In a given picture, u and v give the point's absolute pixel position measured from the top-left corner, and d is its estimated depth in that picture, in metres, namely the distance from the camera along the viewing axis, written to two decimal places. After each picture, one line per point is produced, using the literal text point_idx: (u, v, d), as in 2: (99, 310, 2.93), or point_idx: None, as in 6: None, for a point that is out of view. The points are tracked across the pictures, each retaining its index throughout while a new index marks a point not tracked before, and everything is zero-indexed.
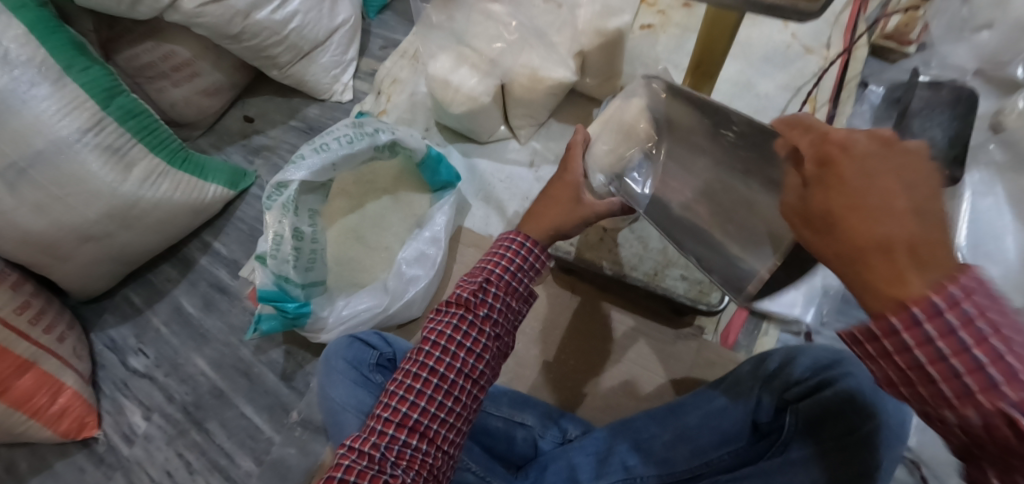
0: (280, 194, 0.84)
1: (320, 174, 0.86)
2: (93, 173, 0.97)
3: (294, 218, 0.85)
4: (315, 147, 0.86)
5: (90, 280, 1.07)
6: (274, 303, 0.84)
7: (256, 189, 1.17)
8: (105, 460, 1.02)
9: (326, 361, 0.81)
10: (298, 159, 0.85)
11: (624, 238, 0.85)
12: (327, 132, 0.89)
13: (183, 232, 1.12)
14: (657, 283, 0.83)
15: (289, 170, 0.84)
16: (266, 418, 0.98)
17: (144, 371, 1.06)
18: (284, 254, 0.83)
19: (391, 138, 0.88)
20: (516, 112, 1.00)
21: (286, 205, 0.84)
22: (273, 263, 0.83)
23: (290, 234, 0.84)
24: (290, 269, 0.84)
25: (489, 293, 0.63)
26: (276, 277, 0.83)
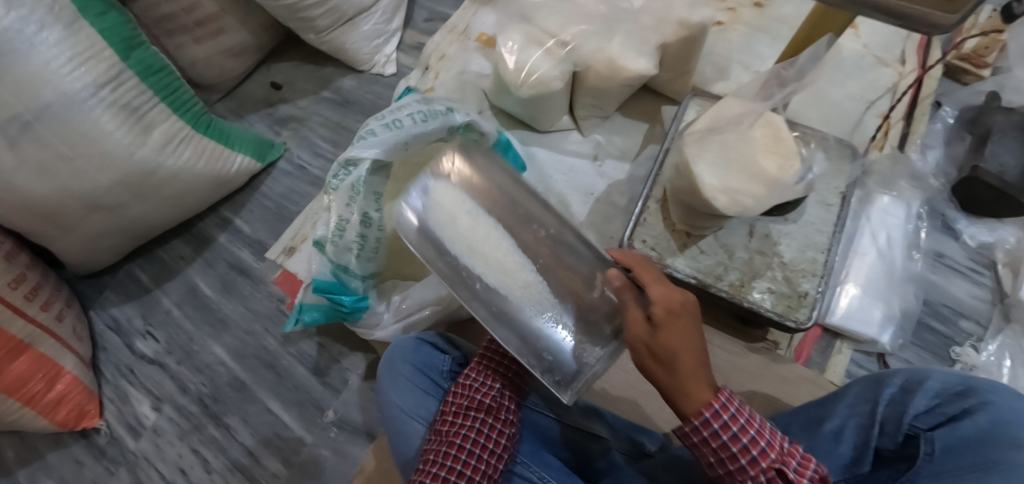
0: (348, 173, 0.75)
1: (391, 153, 0.76)
2: (107, 133, 0.85)
3: (363, 203, 0.76)
4: (386, 123, 0.77)
5: (93, 254, 0.97)
6: (329, 294, 0.77)
7: (282, 164, 1.07)
8: (107, 454, 0.92)
9: (387, 363, 0.74)
10: (368, 135, 0.77)
11: (706, 245, 0.80)
12: (396, 109, 0.80)
13: (200, 206, 1.02)
14: (743, 297, 0.77)
15: (358, 146, 0.74)
16: (296, 416, 0.89)
17: (153, 357, 0.97)
18: (346, 242, 0.75)
19: (467, 119, 0.81)
20: (583, 101, 0.93)
21: (354, 187, 0.75)
22: (332, 250, 0.74)
23: (356, 220, 0.75)
24: (351, 258, 0.76)
25: (505, 390, 0.68)
26: (334, 266, 0.75)
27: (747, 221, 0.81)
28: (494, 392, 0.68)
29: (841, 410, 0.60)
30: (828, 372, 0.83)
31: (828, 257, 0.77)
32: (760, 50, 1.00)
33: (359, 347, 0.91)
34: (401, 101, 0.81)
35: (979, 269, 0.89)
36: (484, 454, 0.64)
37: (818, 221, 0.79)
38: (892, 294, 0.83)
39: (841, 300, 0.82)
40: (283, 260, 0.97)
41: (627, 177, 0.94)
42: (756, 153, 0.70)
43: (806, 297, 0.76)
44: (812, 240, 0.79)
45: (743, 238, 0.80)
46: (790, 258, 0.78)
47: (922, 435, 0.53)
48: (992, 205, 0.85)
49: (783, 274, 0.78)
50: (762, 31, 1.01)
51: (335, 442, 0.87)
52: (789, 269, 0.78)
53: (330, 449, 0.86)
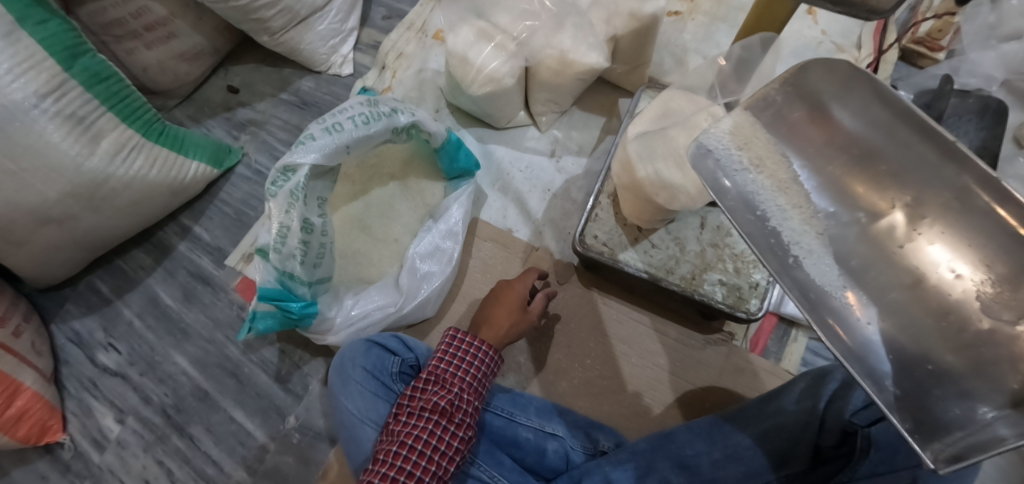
0: (287, 179, 0.73)
1: (332, 157, 0.76)
2: (54, 144, 0.84)
3: (302, 208, 0.74)
4: (325, 126, 0.76)
5: (50, 267, 0.96)
6: (276, 302, 0.73)
7: (241, 169, 1.06)
8: (73, 467, 0.92)
9: (340, 369, 0.74)
10: (306, 140, 0.74)
11: (658, 238, 0.79)
12: (337, 111, 0.79)
13: (158, 215, 1.01)
14: (694, 289, 0.77)
15: (296, 152, 0.73)
16: (259, 423, 0.89)
17: (115, 369, 0.96)
18: (289, 249, 0.72)
19: (411, 119, 0.80)
20: (538, 96, 0.92)
21: (293, 193, 0.73)
22: (275, 258, 0.72)
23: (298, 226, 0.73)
24: (295, 265, 0.74)
25: (463, 394, 0.68)
26: (279, 274, 0.73)
27: (699, 213, 0.80)
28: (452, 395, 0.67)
29: (786, 406, 0.62)
30: (784, 361, 0.82)
31: None
32: (719, 39, 0.99)
33: (321, 352, 0.91)
34: (342, 103, 0.80)
35: None
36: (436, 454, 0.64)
37: None
38: None
39: None
40: (242, 267, 0.98)
41: (584, 171, 0.93)
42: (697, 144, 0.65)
43: (757, 288, 0.76)
44: None
45: (695, 230, 0.79)
46: (744, 248, 0.77)
47: (859, 431, 0.54)
48: None
49: (735, 265, 0.77)
50: (720, 20, 1.00)
51: (298, 447, 0.86)
52: (742, 260, 0.77)
53: (293, 455, 0.86)
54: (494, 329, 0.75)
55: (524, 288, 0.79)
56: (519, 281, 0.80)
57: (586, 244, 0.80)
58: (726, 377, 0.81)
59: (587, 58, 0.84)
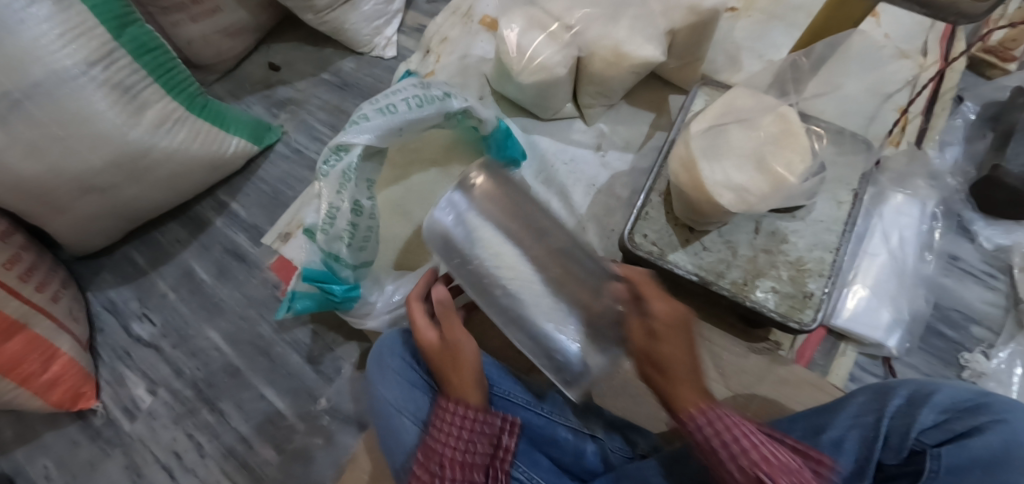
0: (339, 159, 0.71)
1: (384, 139, 0.74)
2: (100, 113, 0.84)
3: (354, 190, 0.72)
4: (379, 108, 0.74)
5: (89, 235, 0.96)
6: (319, 284, 0.72)
7: (280, 147, 1.05)
8: (103, 435, 0.93)
9: (380, 358, 0.73)
10: (360, 120, 0.73)
11: (709, 241, 0.77)
12: (390, 93, 0.77)
13: (196, 189, 1.00)
14: (745, 295, 0.74)
15: (349, 132, 0.71)
16: (289, 402, 0.88)
17: (148, 341, 0.96)
18: (337, 230, 0.71)
19: (464, 105, 0.78)
20: (587, 89, 0.90)
21: (345, 174, 0.71)
22: (323, 239, 0.70)
23: (348, 208, 0.71)
24: (342, 247, 0.72)
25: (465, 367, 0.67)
26: (325, 255, 0.71)
27: (753, 217, 0.78)
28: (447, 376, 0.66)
29: (842, 422, 0.59)
30: (831, 375, 0.80)
31: (837, 256, 0.74)
32: (775, 39, 0.95)
33: (353, 336, 0.90)
34: (396, 85, 0.78)
35: (993, 272, 0.84)
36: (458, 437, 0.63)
37: (828, 219, 0.76)
38: (901, 294, 0.79)
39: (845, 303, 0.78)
40: (279, 246, 0.96)
41: (630, 168, 0.90)
42: (759, 145, 0.68)
43: (811, 298, 0.73)
44: (821, 239, 0.76)
45: (748, 234, 0.77)
46: (799, 256, 0.75)
47: (928, 450, 0.53)
48: (1014, 205, 0.81)
49: (789, 273, 0.75)
50: (778, 18, 0.97)
51: (327, 429, 0.86)
52: (796, 268, 0.75)
53: (322, 437, 0.86)
54: (460, 382, 0.65)
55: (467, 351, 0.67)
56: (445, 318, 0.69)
57: (634, 242, 0.78)
58: (768, 386, 0.78)
59: (641, 53, 0.82)
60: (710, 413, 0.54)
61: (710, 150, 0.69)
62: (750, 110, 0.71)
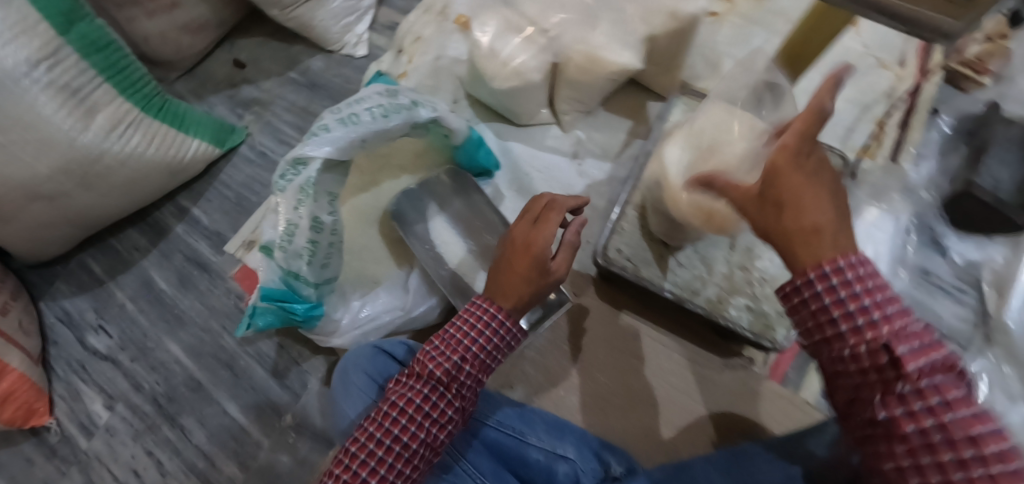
0: (297, 173, 0.67)
1: (346, 151, 0.70)
2: (46, 117, 0.79)
3: (313, 205, 0.69)
4: (342, 118, 0.71)
5: (41, 244, 0.92)
6: (280, 303, 0.69)
7: (244, 149, 1.00)
8: (59, 452, 0.89)
9: (345, 375, 0.71)
10: (321, 131, 0.69)
11: (684, 258, 0.76)
12: (355, 101, 0.73)
13: (155, 194, 0.96)
14: (720, 314, 0.73)
15: (309, 144, 0.68)
16: (254, 419, 0.85)
17: (105, 354, 0.93)
18: (296, 248, 0.67)
19: (432, 115, 0.73)
20: (564, 94, 0.87)
21: (304, 189, 0.67)
22: (282, 257, 0.67)
23: (307, 224, 0.68)
24: (302, 265, 0.69)
25: (466, 364, 0.65)
26: (284, 273, 0.68)
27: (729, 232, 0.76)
28: (452, 362, 0.65)
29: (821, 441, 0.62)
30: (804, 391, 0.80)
31: None
32: (754, 46, 0.94)
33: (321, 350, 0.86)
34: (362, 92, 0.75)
35: (963, 287, 0.83)
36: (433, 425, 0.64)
37: None
38: None
39: None
40: (244, 255, 0.93)
41: (607, 177, 0.88)
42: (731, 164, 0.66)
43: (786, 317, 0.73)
44: None
45: (724, 251, 0.75)
46: (775, 274, 0.74)
47: None
48: (985, 221, 0.80)
49: (764, 291, 0.74)
50: (758, 25, 0.95)
51: (293, 448, 0.83)
52: (772, 286, 0.74)
53: (287, 455, 0.82)
54: (511, 296, 0.70)
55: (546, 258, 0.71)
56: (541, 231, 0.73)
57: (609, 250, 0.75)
58: (742, 402, 0.78)
59: (617, 59, 0.79)
60: (876, 355, 0.44)
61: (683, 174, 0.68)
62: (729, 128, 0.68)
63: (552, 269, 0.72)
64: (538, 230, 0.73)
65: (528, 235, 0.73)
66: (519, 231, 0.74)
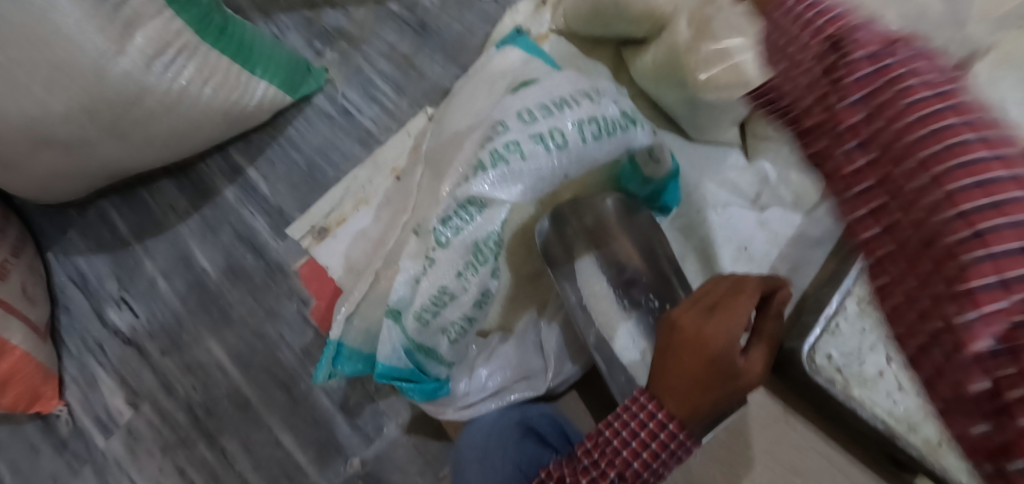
0: (469, 220, 0.46)
1: (536, 190, 0.49)
2: (66, 31, 0.54)
3: (484, 269, 0.49)
4: (539, 138, 0.47)
5: (52, 191, 0.71)
6: (400, 382, 0.50)
7: (321, 100, 0.77)
8: (70, 446, 0.74)
9: (477, 442, 0.56)
10: (510, 156, 0.46)
11: (909, 381, 0.58)
12: (553, 103, 0.49)
13: (204, 146, 0.73)
14: (937, 460, 0.57)
15: (495, 179, 0.46)
16: (314, 459, 0.69)
17: (130, 337, 0.75)
18: (443, 322, 0.49)
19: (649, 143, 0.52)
20: (768, 117, 0.66)
21: (479, 248, 0.47)
22: (423, 331, 0.48)
23: (470, 296, 0.49)
24: (442, 340, 0.50)
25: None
26: (417, 349, 0.49)
27: None
28: (607, 482, 0.44)
29: None
30: None
31: None
32: None
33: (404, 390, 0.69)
34: (560, 89, 0.50)
35: None
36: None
37: None
38: None
39: None
40: (312, 246, 0.73)
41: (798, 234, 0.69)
42: None
43: None
44: None
45: None
46: None
47: None
48: None
49: None
50: None
51: None
52: None
53: None
54: (678, 393, 0.43)
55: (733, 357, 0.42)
56: (728, 309, 0.43)
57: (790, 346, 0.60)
58: None
59: None
60: None
61: None
62: None
63: (747, 367, 0.43)
64: (723, 325, 0.42)
65: (701, 325, 0.43)
66: (687, 317, 0.44)
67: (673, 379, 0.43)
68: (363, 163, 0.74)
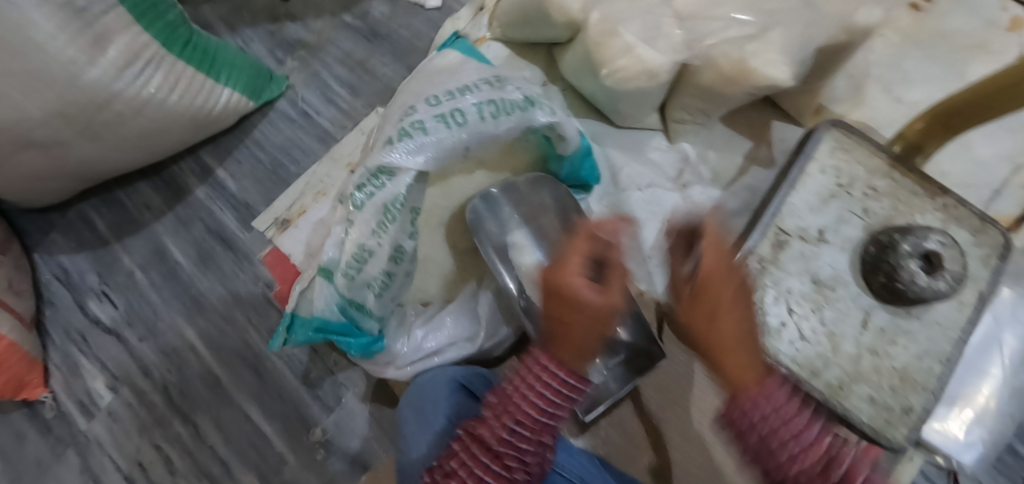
0: (380, 185, 0.55)
1: (442, 160, 0.58)
2: (42, 43, 0.61)
3: (396, 229, 0.57)
4: (440, 117, 0.57)
5: (35, 193, 0.77)
6: (336, 336, 0.58)
7: (283, 104, 0.85)
8: (54, 430, 0.80)
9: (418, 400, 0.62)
10: (414, 132, 0.56)
11: (808, 330, 0.65)
12: (457, 89, 0.59)
13: (173, 148, 0.81)
14: (838, 400, 0.64)
15: (400, 150, 0.55)
16: (280, 429, 0.75)
17: (110, 326, 0.81)
18: (365, 277, 0.57)
19: (550, 120, 0.59)
20: (684, 101, 0.73)
21: (389, 210, 0.56)
22: (347, 285, 0.56)
23: (386, 254, 0.57)
24: (368, 295, 0.58)
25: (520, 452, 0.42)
26: (347, 304, 0.57)
27: (861, 305, 0.65)
28: (510, 451, 0.41)
29: None
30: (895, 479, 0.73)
31: (951, 371, 0.63)
32: (908, 71, 0.78)
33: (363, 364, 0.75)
34: (465, 79, 0.60)
35: None
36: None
37: (947, 322, 0.64)
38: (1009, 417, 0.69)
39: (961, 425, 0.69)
40: (275, 235, 0.79)
41: (715, 206, 0.76)
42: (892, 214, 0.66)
43: (912, 414, 0.63)
44: (937, 346, 0.64)
45: (854, 327, 0.65)
46: (906, 363, 0.64)
47: None
48: None
49: (891, 381, 0.64)
50: (916, 43, 0.79)
51: (323, 468, 0.74)
52: (902, 377, 0.64)
53: (316, 476, 0.73)
54: (572, 347, 0.40)
55: (611, 295, 0.39)
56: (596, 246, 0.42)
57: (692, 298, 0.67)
58: None
59: (767, 70, 0.63)
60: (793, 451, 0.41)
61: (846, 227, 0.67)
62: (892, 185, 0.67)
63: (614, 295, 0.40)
64: (737, 316, 0.42)
65: (576, 270, 0.40)
66: (570, 263, 0.41)
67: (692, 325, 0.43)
68: (323, 157, 0.81)
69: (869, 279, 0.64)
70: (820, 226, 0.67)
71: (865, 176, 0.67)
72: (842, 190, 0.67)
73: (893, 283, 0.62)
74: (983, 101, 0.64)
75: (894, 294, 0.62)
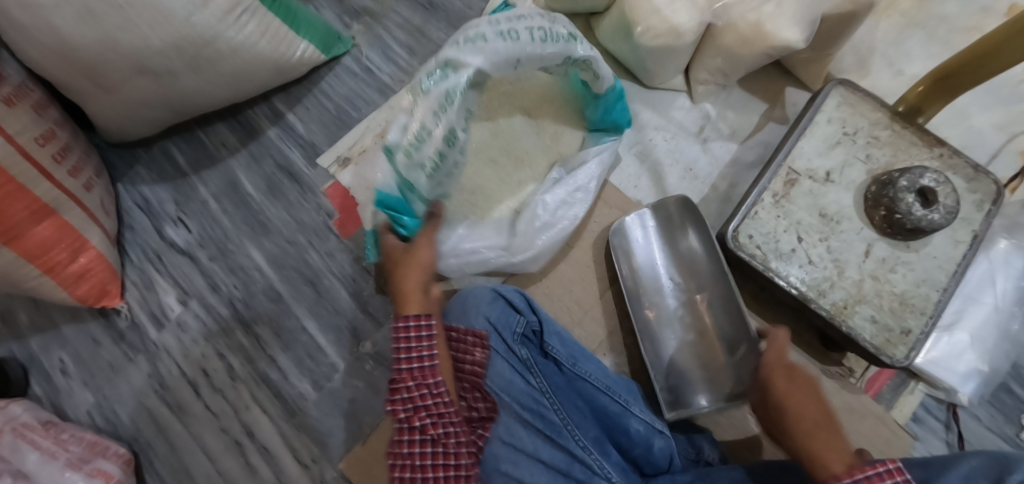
0: (446, 76, 0.68)
1: (498, 65, 0.70)
2: None
3: (452, 116, 0.69)
4: (500, 30, 0.69)
5: (131, 123, 0.87)
6: (389, 210, 0.69)
7: (349, 61, 0.95)
8: (126, 338, 0.89)
9: (461, 309, 0.74)
10: (477, 39, 0.68)
11: (816, 255, 0.73)
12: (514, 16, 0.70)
13: (254, 92, 0.91)
14: (842, 319, 0.71)
15: (466, 50, 0.68)
16: (334, 342, 0.85)
17: (183, 247, 0.90)
18: (421, 157, 0.68)
19: (588, 52, 0.71)
20: (708, 62, 0.82)
21: (449, 96, 0.68)
22: (404, 161, 0.67)
23: (441, 136, 0.69)
24: (420, 176, 0.69)
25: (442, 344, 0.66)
26: (402, 180, 0.68)
27: (866, 238, 0.73)
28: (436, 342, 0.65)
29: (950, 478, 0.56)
30: (895, 411, 0.79)
31: (943, 296, 0.71)
32: (909, 50, 0.88)
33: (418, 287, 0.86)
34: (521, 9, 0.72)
35: None
36: (432, 444, 0.58)
37: (940, 256, 0.72)
38: (1004, 355, 0.75)
39: (962, 358, 0.74)
40: (336, 172, 0.89)
41: (734, 159, 0.85)
42: (893, 160, 0.75)
43: (909, 335, 0.71)
44: (930, 275, 0.72)
45: (857, 257, 0.73)
46: (903, 289, 0.72)
47: None
48: None
49: (891, 305, 0.72)
50: (916, 26, 0.89)
51: (371, 375, 0.83)
52: (900, 301, 0.72)
53: (364, 382, 0.83)
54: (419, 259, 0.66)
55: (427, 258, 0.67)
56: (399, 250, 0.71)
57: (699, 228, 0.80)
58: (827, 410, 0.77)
59: (784, 33, 0.73)
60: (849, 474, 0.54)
61: (853, 169, 0.75)
62: (891, 135, 0.76)
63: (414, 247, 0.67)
64: (814, 401, 0.61)
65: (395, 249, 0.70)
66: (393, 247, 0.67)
67: (789, 432, 0.60)
68: (381, 107, 0.92)
69: (870, 214, 0.73)
70: (827, 169, 0.75)
71: (868, 127, 0.76)
72: (847, 138, 0.76)
73: (892, 215, 0.70)
74: (967, 64, 0.72)
75: (896, 226, 0.70)
